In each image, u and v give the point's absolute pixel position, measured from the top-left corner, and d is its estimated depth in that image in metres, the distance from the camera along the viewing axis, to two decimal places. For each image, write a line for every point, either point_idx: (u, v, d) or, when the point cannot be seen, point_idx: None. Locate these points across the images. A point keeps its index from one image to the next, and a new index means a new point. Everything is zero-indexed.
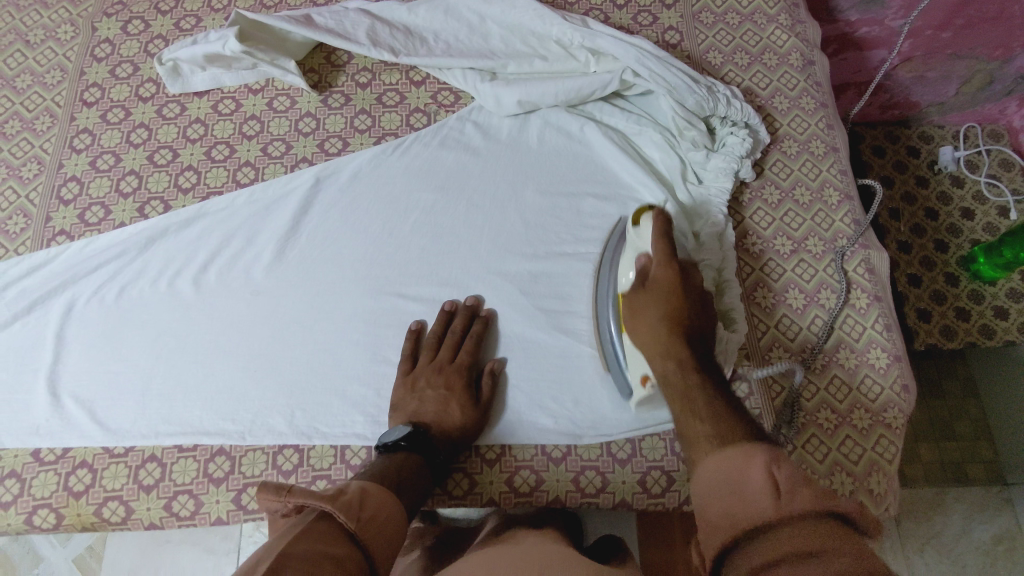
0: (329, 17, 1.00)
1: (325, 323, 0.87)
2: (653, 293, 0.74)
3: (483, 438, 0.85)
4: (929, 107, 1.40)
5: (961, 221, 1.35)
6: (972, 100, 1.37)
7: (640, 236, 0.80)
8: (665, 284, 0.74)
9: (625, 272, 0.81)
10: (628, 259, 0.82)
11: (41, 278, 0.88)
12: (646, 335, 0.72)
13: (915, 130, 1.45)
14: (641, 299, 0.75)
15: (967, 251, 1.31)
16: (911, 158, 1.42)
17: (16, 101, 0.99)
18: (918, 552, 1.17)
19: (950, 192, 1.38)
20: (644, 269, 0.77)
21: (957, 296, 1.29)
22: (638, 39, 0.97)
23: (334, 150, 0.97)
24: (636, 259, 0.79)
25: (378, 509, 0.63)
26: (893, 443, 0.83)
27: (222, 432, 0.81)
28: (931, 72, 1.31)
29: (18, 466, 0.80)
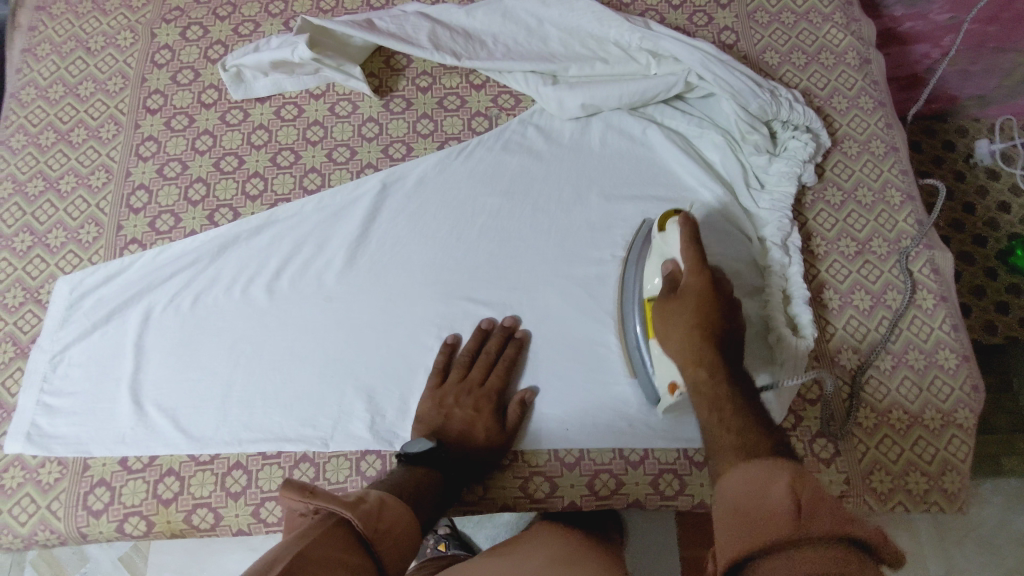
0: (390, 21, 1.01)
1: (398, 329, 0.88)
2: (682, 300, 0.70)
3: (559, 440, 0.84)
4: (969, 101, 1.38)
5: (998, 214, 1.35)
6: (1011, 93, 1.33)
7: (666, 242, 0.77)
8: (698, 292, 0.69)
9: (652, 276, 0.79)
10: (654, 264, 0.80)
11: (117, 288, 0.89)
12: (668, 337, 0.70)
13: (951, 124, 1.43)
14: (668, 304, 0.71)
15: (1005, 245, 1.31)
16: (947, 152, 1.41)
17: (80, 109, 0.99)
18: (958, 545, 1.17)
19: (987, 185, 1.37)
20: (674, 277, 0.74)
21: (997, 291, 1.29)
22: (701, 42, 0.97)
23: (398, 156, 0.98)
24: (664, 265, 0.76)
25: (395, 522, 0.65)
26: (965, 442, 0.84)
27: (305, 438, 0.82)
28: (974, 66, 1.28)
29: (107, 475, 0.81)
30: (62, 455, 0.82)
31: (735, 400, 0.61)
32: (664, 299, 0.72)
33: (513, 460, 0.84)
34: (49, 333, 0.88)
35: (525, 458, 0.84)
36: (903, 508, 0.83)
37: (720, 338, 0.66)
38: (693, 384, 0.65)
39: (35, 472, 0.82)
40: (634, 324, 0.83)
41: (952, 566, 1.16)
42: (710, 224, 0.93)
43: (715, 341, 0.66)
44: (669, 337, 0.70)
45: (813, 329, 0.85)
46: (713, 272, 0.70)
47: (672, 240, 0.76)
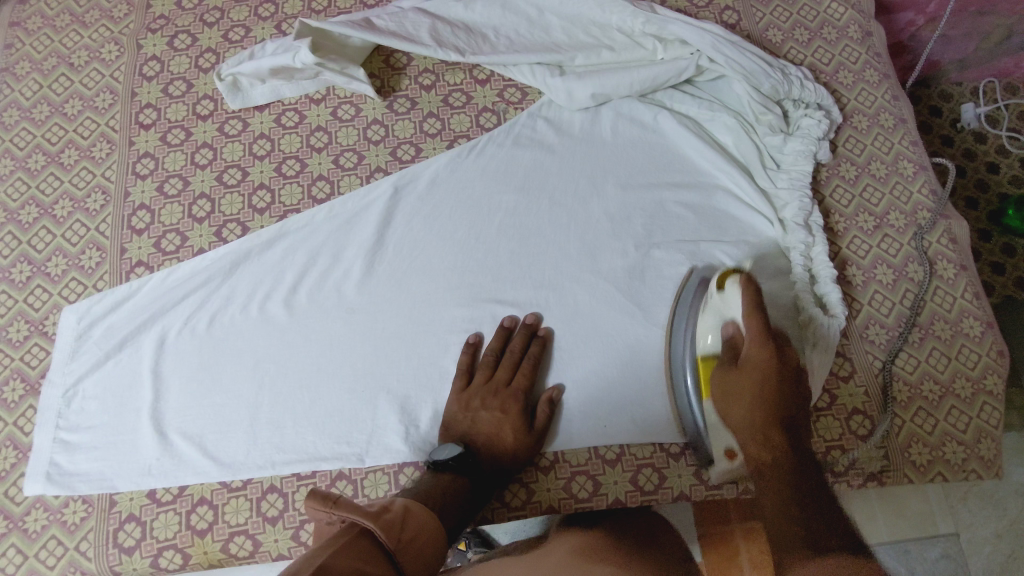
0: (389, 19, 0.97)
1: (427, 336, 0.86)
2: (749, 372, 0.73)
3: (598, 437, 0.83)
4: (948, 66, 1.34)
5: (987, 176, 1.31)
6: (989, 55, 1.30)
7: (726, 301, 0.78)
8: (763, 367, 0.72)
9: (707, 333, 0.78)
10: (709, 320, 0.79)
11: (128, 314, 0.86)
12: (736, 409, 0.73)
13: (934, 90, 1.38)
14: (735, 376, 0.73)
15: (996, 207, 1.28)
16: (933, 118, 1.36)
17: (68, 128, 0.95)
18: (962, 501, 1.16)
19: (974, 148, 1.33)
20: (734, 341, 0.76)
21: (989, 252, 1.26)
22: (709, 25, 0.96)
23: (407, 157, 0.95)
24: (725, 325, 0.77)
25: (418, 531, 0.63)
26: (997, 409, 0.85)
27: (341, 456, 0.80)
28: (954, 31, 1.25)
29: (136, 509, 0.78)
30: (87, 492, 0.79)
31: (795, 474, 0.67)
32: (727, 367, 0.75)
33: (554, 461, 0.82)
34: (59, 367, 0.84)
35: (564, 458, 0.82)
36: (942, 479, 0.84)
37: (781, 418, 0.71)
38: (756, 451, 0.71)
39: (60, 513, 0.78)
40: (683, 381, 0.80)
41: (960, 524, 1.15)
42: (730, 208, 0.92)
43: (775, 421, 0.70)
44: (732, 407, 0.73)
45: (842, 307, 0.85)
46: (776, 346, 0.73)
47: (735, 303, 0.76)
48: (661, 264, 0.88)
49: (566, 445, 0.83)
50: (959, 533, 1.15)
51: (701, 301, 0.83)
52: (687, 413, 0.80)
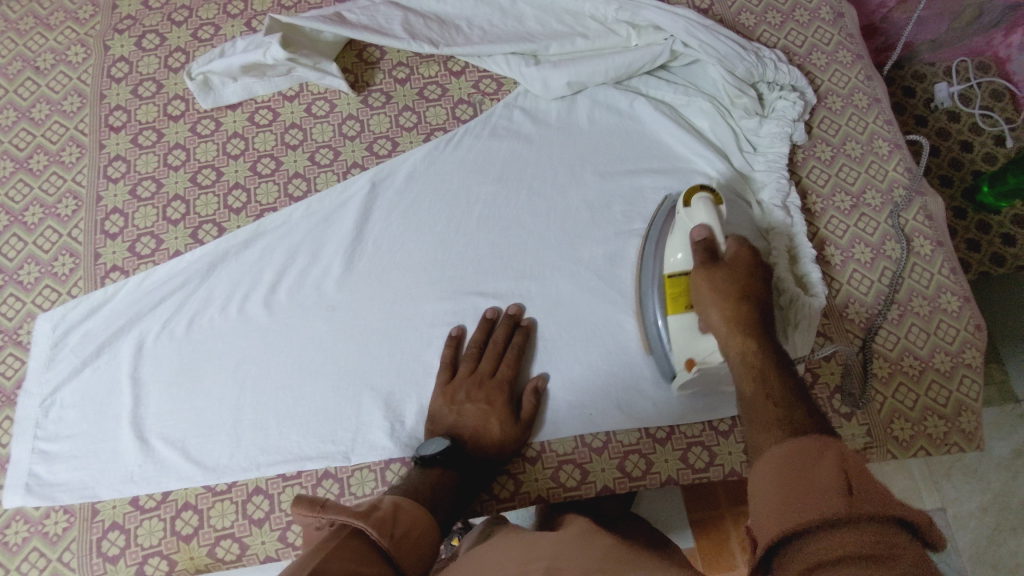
0: (360, 13, 0.96)
1: (409, 331, 0.85)
2: (729, 271, 0.71)
3: (585, 425, 0.82)
4: (920, 46, 1.34)
5: (961, 154, 1.32)
6: (961, 35, 1.30)
7: (690, 218, 0.76)
8: (743, 266, 0.71)
9: (676, 250, 0.77)
10: (677, 236, 0.78)
11: (104, 320, 0.84)
12: (718, 297, 0.69)
13: (907, 71, 1.39)
14: (719, 274, 0.71)
15: (970, 184, 1.29)
16: (907, 99, 1.38)
17: (36, 133, 0.93)
18: (946, 477, 1.19)
19: (948, 127, 1.35)
20: (710, 243, 0.73)
21: (965, 230, 1.27)
22: (683, 10, 0.96)
23: (384, 152, 0.94)
24: (697, 230, 0.74)
25: (412, 525, 0.63)
26: (976, 382, 0.86)
27: (326, 455, 0.79)
28: (926, 11, 1.25)
29: (119, 517, 0.77)
30: (68, 502, 0.77)
31: (775, 365, 0.63)
32: (707, 265, 0.71)
33: (541, 451, 0.82)
34: (35, 377, 0.82)
35: (551, 447, 0.82)
36: (925, 453, 0.84)
37: (758, 299, 0.69)
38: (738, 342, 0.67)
39: (41, 524, 0.77)
40: (653, 301, 0.81)
41: (945, 500, 1.18)
42: None
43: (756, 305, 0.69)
44: (712, 301, 0.70)
45: (822, 286, 0.86)
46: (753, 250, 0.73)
47: (701, 212, 0.75)
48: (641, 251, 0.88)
49: (552, 434, 0.82)
50: (945, 508, 1.18)
51: (670, 224, 0.83)
52: (654, 333, 0.81)
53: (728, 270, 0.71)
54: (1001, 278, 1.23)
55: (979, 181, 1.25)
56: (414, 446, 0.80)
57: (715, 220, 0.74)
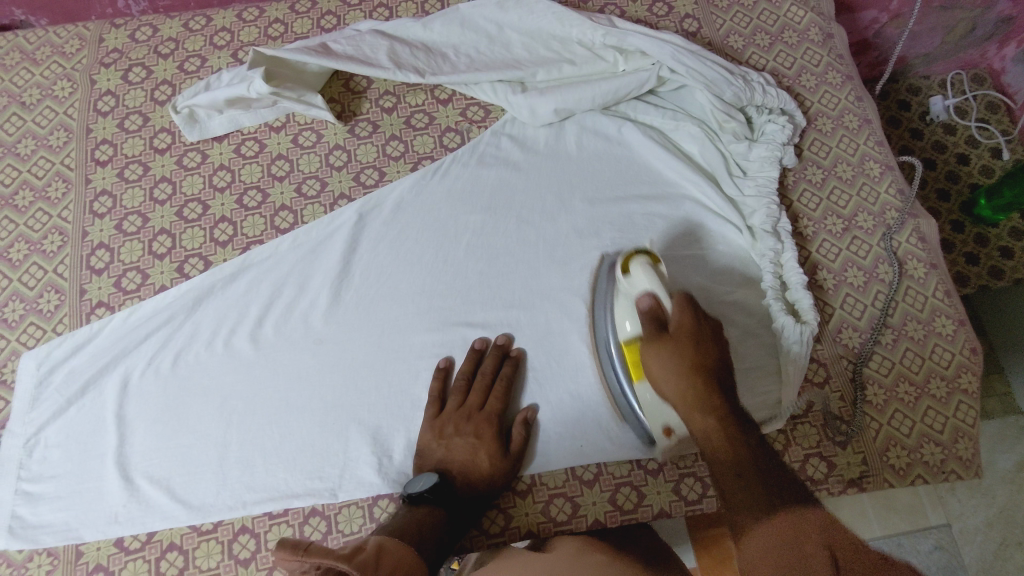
0: (346, 43, 0.96)
1: (396, 363, 0.84)
2: (676, 340, 0.68)
3: (575, 457, 0.81)
4: (915, 60, 1.34)
5: (957, 167, 1.31)
6: (955, 48, 1.31)
7: (632, 283, 0.74)
8: (688, 333, 0.68)
9: (624, 320, 0.76)
10: (624, 307, 0.76)
11: (89, 357, 0.84)
12: (666, 373, 0.68)
13: (902, 84, 1.38)
14: (665, 352, 0.68)
15: (967, 198, 1.27)
16: (902, 112, 1.37)
17: (22, 169, 0.93)
18: (950, 491, 1.16)
19: (943, 140, 1.33)
20: (655, 312, 0.70)
21: (963, 243, 1.25)
22: (669, 36, 0.96)
23: (371, 182, 0.94)
24: (639, 299, 0.72)
25: (397, 566, 0.62)
26: (973, 407, 0.84)
27: (313, 492, 0.78)
28: (919, 26, 1.25)
29: (103, 559, 0.76)
30: (52, 545, 0.77)
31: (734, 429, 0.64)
32: (652, 341, 0.69)
33: (531, 485, 0.81)
34: (20, 416, 0.82)
35: (541, 481, 0.81)
36: (922, 481, 0.83)
37: (710, 364, 0.67)
38: (694, 414, 0.66)
39: (24, 568, 0.76)
40: (614, 362, 0.81)
41: (951, 515, 1.15)
42: (697, 217, 0.92)
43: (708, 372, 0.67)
44: (663, 378, 0.68)
45: (813, 313, 0.84)
46: (698, 310, 0.70)
47: (642, 280, 0.73)
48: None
49: (543, 467, 0.81)
50: (951, 524, 1.15)
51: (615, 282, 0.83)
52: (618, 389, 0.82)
53: (674, 338, 0.68)
54: (1000, 292, 1.21)
55: (975, 194, 1.23)
56: (402, 482, 0.79)
57: (658, 286, 0.71)
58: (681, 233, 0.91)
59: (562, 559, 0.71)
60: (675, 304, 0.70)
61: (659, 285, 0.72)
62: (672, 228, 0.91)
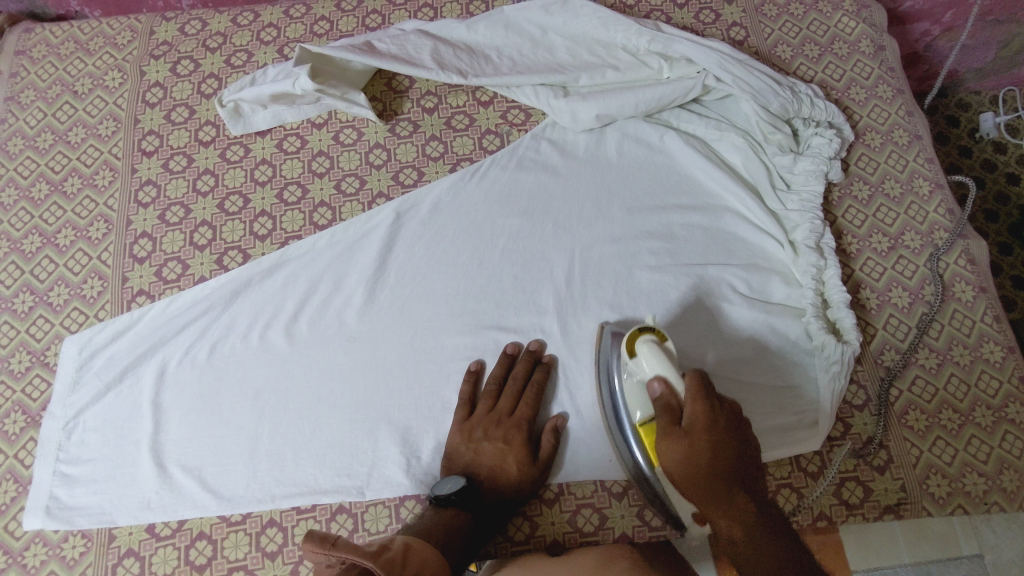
0: (390, 42, 0.96)
1: (427, 365, 0.84)
2: (689, 434, 0.64)
3: (603, 470, 0.80)
4: (966, 75, 1.30)
5: (1008, 187, 1.27)
6: (1010, 65, 1.26)
7: (642, 367, 0.71)
8: (702, 424, 0.64)
9: (636, 407, 0.72)
10: (635, 393, 0.72)
11: (129, 343, 0.85)
12: (682, 470, 0.64)
13: (951, 99, 1.34)
14: (678, 447, 0.64)
15: (1018, 219, 1.24)
16: (951, 128, 1.33)
17: (72, 156, 0.95)
18: (986, 523, 1.12)
19: (994, 159, 1.30)
20: (667, 401, 0.67)
21: (1011, 265, 1.22)
22: (716, 44, 0.94)
23: (409, 182, 0.94)
24: (650, 385, 0.69)
25: (421, 568, 0.62)
26: (1020, 438, 0.81)
27: (340, 489, 0.79)
28: (971, 40, 1.20)
29: (135, 544, 0.78)
30: (86, 527, 0.78)
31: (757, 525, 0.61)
32: (666, 433, 0.65)
33: (559, 494, 0.80)
34: (60, 399, 0.84)
35: (569, 490, 0.80)
36: (963, 512, 0.80)
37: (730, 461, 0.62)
38: (710, 507, 0.63)
39: (60, 548, 0.78)
40: (630, 447, 0.75)
41: (985, 546, 1.10)
42: (738, 230, 0.90)
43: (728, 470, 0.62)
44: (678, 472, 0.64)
45: (855, 333, 0.82)
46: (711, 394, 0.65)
47: (652, 364, 0.69)
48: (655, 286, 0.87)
49: (571, 477, 0.81)
50: (985, 556, 1.10)
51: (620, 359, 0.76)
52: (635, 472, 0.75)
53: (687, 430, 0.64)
54: None
55: None
56: (429, 485, 0.78)
57: (669, 370, 0.68)
58: (713, 329, 0.85)
59: (583, 565, 0.71)
60: (687, 390, 0.66)
61: (671, 369, 0.68)
62: (703, 323, 0.85)
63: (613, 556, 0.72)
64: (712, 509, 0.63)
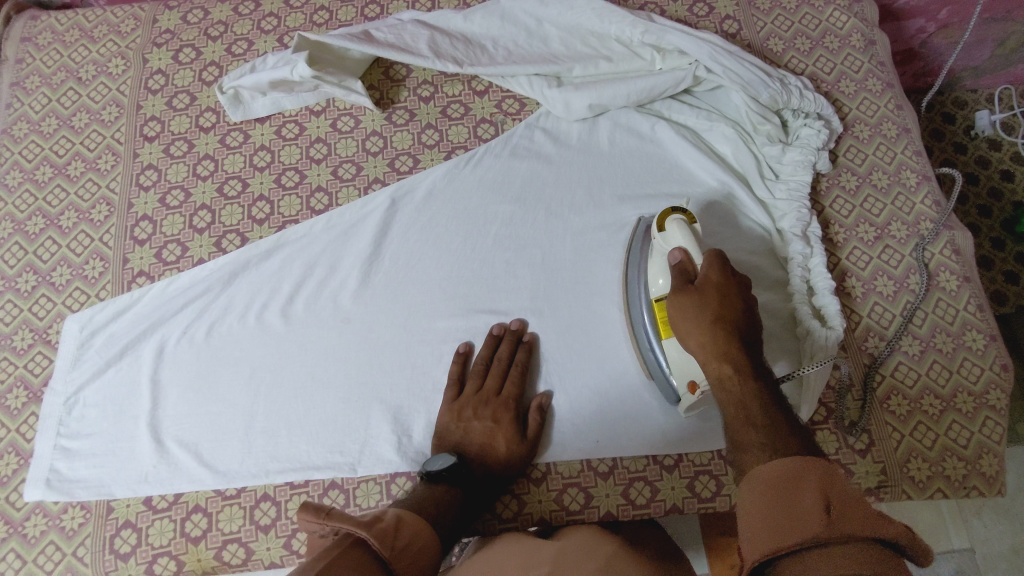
0: (387, 32, 0.98)
1: (419, 345, 0.86)
2: (700, 291, 0.68)
3: (590, 450, 0.82)
4: (962, 72, 1.31)
5: (1002, 183, 1.29)
6: (1006, 62, 1.27)
7: (667, 242, 0.76)
8: (714, 286, 0.69)
9: (657, 277, 0.76)
10: (656, 264, 0.78)
11: (129, 322, 0.88)
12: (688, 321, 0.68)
13: (947, 96, 1.35)
14: (688, 300, 0.68)
15: (1011, 215, 1.25)
16: (946, 125, 1.34)
17: (75, 141, 0.97)
18: (976, 515, 1.14)
19: (988, 156, 1.31)
20: (684, 266, 0.72)
21: (1004, 261, 1.24)
22: (707, 35, 0.95)
23: (405, 168, 0.96)
24: (673, 253, 0.74)
25: (413, 539, 0.63)
26: (1000, 424, 0.82)
27: (333, 465, 0.81)
28: (966, 37, 1.21)
29: (132, 516, 0.80)
30: (85, 499, 0.80)
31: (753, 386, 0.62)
32: (678, 290, 0.70)
33: (546, 473, 0.82)
34: (61, 376, 0.86)
35: (557, 469, 0.82)
36: (942, 496, 0.81)
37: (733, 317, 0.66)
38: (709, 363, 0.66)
39: (59, 519, 0.80)
40: (644, 327, 0.81)
41: (974, 539, 1.12)
42: (725, 218, 0.91)
43: (731, 320, 0.66)
44: (684, 327, 0.68)
45: (840, 319, 0.83)
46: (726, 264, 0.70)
47: (677, 236, 0.74)
48: None
49: (557, 456, 0.82)
50: (973, 548, 1.12)
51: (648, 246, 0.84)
52: (648, 353, 0.81)
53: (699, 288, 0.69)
54: None
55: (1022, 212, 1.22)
56: (420, 462, 0.80)
57: (691, 243, 0.73)
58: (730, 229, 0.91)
59: (574, 543, 0.72)
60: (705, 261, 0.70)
61: (694, 243, 0.73)
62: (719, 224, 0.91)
63: (603, 539, 0.73)
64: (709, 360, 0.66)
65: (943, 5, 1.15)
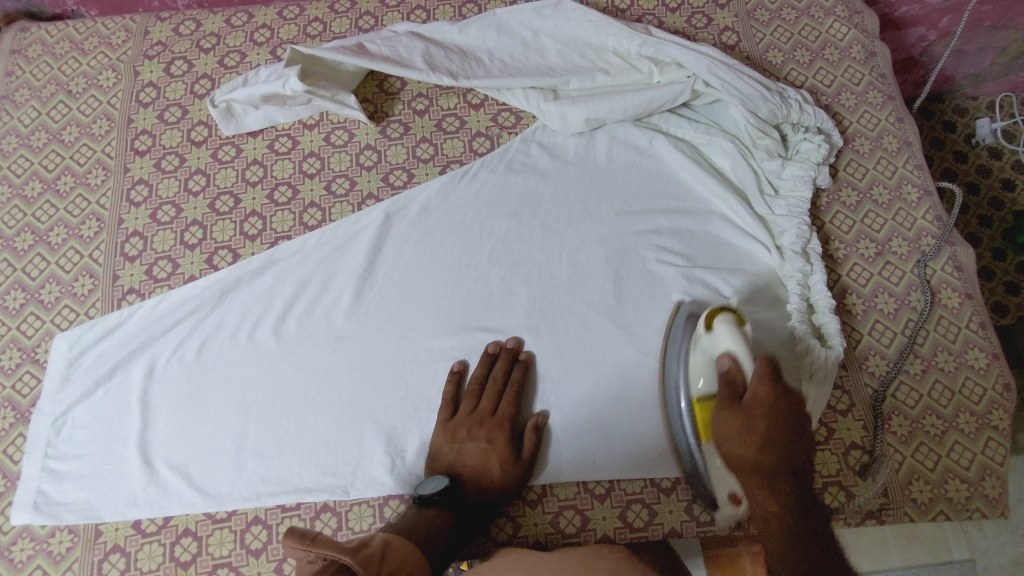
0: (381, 44, 0.97)
1: (413, 365, 0.85)
2: (745, 411, 0.64)
3: (587, 472, 0.81)
4: (963, 80, 1.29)
5: (1003, 192, 1.27)
6: (1007, 70, 1.26)
7: (714, 342, 0.73)
8: (763, 407, 0.63)
9: (698, 376, 0.75)
10: (701, 364, 0.75)
11: (118, 341, 0.86)
12: (732, 441, 0.64)
13: (949, 105, 1.34)
14: (733, 422, 0.64)
15: (1012, 225, 1.24)
16: (947, 133, 1.33)
17: (65, 155, 0.96)
18: (977, 527, 1.12)
19: (989, 164, 1.30)
20: (732, 375, 0.68)
21: (1006, 271, 1.22)
22: (705, 48, 0.94)
23: (399, 183, 0.94)
24: (720, 359, 0.70)
25: (400, 565, 0.63)
26: (1002, 444, 0.81)
27: (325, 488, 0.79)
28: (967, 46, 1.20)
29: (121, 540, 0.78)
30: (73, 522, 0.79)
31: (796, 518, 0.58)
32: (723, 404, 0.66)
33: (542, 495, 0.81)
34: (50, 395, 0.84)
35: (553, 491, 0.81)
36: (944, 518, 0.80)
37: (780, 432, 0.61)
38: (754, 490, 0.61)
39: (46, 543, 0.79)
40: (681, 423, 0.77)
41: (976, 551, 1.11)
42: (724, 234, 0.90)
43: (779, 441, 0.61)
44: (729, 444, 0.64)
45: (838, 337, 0.82)
46: (777, 375, 0.63)
47: (724, 339, 0.71)
48: (653, 288, 0.87)
49: (554, 478, 0.81)
50: (975, 560, 1.10)
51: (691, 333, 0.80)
52: (685, 456, 0.77)
53: (747, 410, 0.64)
54: None
55: None
56: (413, 485, 0.79)
57: (739, 346, 0.69)
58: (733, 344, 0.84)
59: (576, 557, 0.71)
60: (755, 371, 0.64)
61: (740, 347, 0.70)
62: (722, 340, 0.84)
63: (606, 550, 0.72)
64: (753, 482, 0.61)
65: (944, 15, 1.13)
